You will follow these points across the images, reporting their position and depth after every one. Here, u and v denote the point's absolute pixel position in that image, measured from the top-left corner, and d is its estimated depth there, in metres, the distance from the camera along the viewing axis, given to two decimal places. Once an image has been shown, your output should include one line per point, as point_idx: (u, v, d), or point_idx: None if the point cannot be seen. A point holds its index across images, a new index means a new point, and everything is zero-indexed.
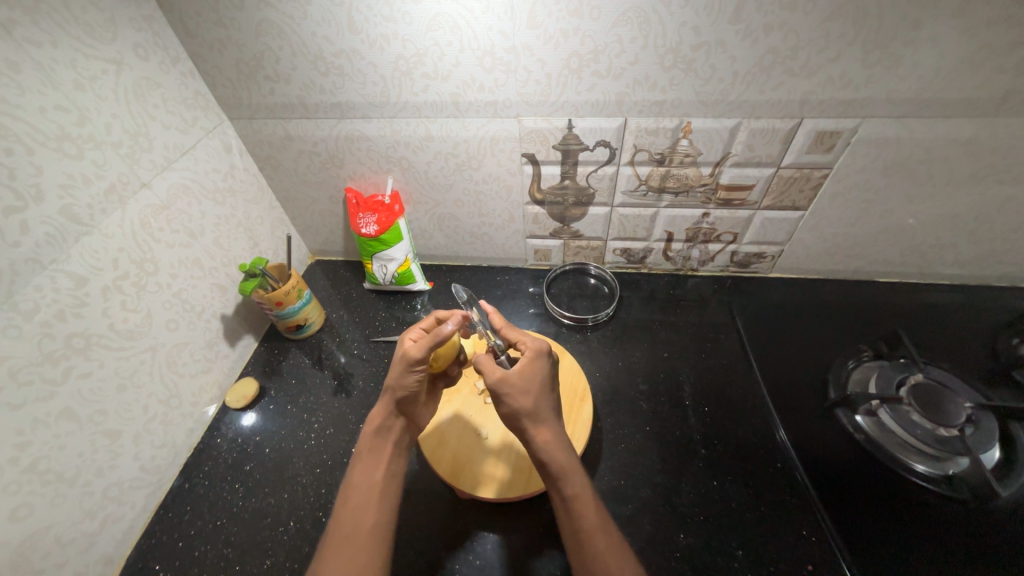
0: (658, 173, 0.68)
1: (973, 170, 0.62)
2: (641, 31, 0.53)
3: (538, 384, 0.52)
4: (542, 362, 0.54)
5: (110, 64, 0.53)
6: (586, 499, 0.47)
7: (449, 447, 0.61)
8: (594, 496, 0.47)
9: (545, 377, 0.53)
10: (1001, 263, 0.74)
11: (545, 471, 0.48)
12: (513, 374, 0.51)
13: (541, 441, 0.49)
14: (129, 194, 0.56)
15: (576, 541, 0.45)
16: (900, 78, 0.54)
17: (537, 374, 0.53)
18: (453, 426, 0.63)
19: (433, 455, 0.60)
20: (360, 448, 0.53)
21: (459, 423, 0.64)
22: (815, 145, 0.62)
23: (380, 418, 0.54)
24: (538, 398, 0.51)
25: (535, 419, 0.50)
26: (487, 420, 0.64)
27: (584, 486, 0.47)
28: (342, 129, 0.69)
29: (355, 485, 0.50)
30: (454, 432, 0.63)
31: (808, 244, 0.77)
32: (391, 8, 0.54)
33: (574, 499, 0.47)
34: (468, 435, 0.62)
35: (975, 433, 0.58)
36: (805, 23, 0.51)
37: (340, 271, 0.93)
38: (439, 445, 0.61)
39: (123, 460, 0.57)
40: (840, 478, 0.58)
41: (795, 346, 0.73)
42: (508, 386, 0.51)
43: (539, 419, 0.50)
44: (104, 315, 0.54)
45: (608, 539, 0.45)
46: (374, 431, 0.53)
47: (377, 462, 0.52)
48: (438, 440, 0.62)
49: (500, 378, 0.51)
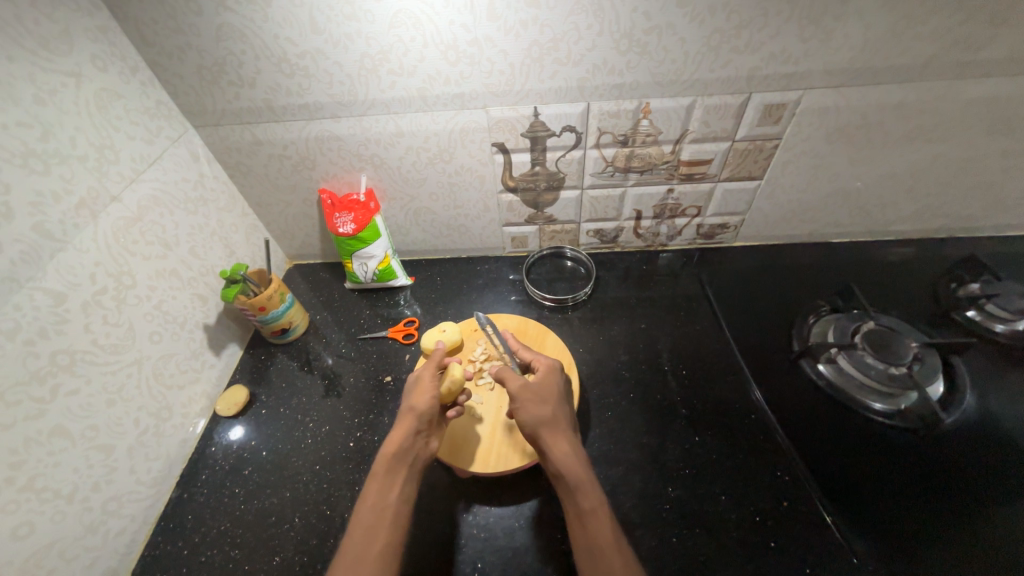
0: (623, 154, 0.72)
1: (905, 132, 0.68)
2: (596, 18, 0.56)
3: (556, 395, 0.58)
4: (559, 375, 0.60)
5: (69, 77, 0.52)
6: (601, 512, 0.48)
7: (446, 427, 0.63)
8: (607, 511, 0.48)
9: (561, 393, 0.59)
10: (937, 217, 0.82)
11: (562, 482, 0.50)
12: (532, 386, 0.57)
13: (558, 453, 0.52)
14: (100, 208, 0.55)
15: (589, 555, 0.46)
16: (834, 50, 0.59)
17: (552, 387, 0.58)
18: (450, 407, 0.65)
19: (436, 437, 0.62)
20: (376, 468, 0.53)
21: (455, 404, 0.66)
22: (765, 118, 0.67)
23: (400, 440, 0.54)
24: (555, 408, 0.56)
25: (553, 430, 0.54)
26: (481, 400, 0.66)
27: (598, 499, 0.49)
28: (311, 131, 0.69)
29: (368, 508, 0.50)
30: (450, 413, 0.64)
31: (766, 212, 0.82)
32: (353, 7, 0.55)
33: (588, 512, 0.48)
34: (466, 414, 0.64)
35: (922, 369, 0.64)
36: (745, 3, 0.55)
37: (319, 274, 0.93)
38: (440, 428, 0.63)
39: (119, 475, 0.57)
40: (807, 421, 0.63)
41: (762, 307, 0.78)
42: (528, 394, 0.56)
43: (557, 432, 0.54)
44: (86, 330, 0.53)
45: (621, 556, 0.45)
46: (392, 454, 0.53)
47: (391, 485, 0.51)
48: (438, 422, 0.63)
49: (520, 388, 0.56)
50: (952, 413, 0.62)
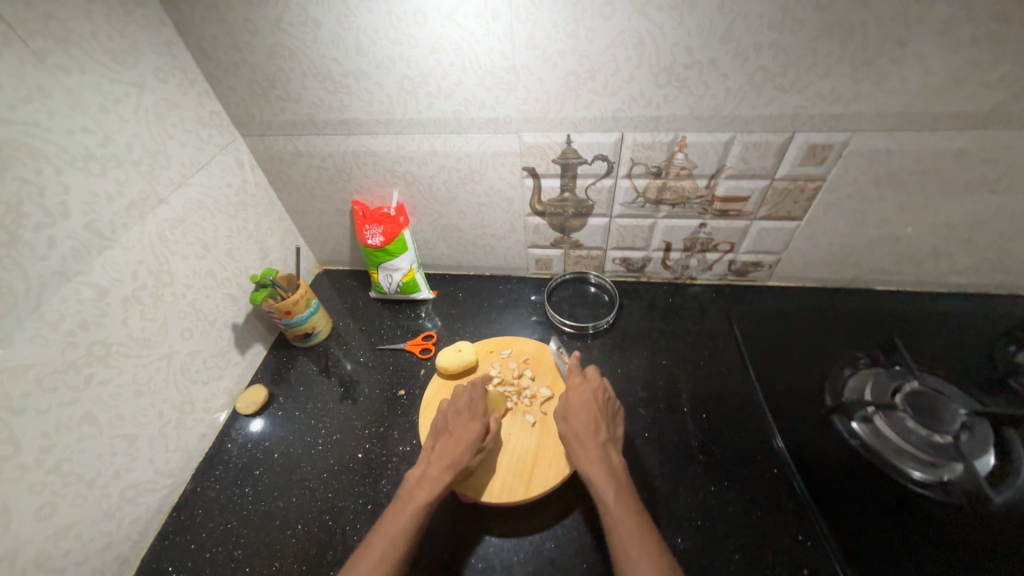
0: (655, 186, 0.70)
1: (964, 181, 0.64)
2: (635, 51, 0.56)
3: (582, 406, 0.60)
4: (584, 385, 0.63)
5: (133, 87, 0.56)
6: (620, 510, 0.49)
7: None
8: (625, 502, 0.50)
9: (592, 402, 0.61)
10: (998, 271, 0.76)
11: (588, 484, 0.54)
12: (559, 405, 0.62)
13: (579, 455, 0.56)
14: (148, 209, 0.59)
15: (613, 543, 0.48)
16: (888, 94, 0.56)
17: (578, 398, 0.61)
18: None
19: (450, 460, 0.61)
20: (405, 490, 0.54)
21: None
22: (808, 158, 0.64)
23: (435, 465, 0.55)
24: (576, 416, 0.59)
25: (575, 439, 0.57)
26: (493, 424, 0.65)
27: (617, 495, 0.50)
28: (349, 145, 0.72)
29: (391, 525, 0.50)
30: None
31: (805, 253, 0.78)
32: (397, 32, 0.57)
33: (607, 511, 0.50)
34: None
35: (970, 440, 0.58)
36: (793, 42, 0.53)
37: (346, 280, 0.95)
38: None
39: (139, 464, 0.59)
40: (836, 483, 0.59)
41: (795, 353, 0.74)
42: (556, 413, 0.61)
43: (580, 439, 0.57)
44: (123, 324, 0.56)
45: (637, 540, 0.46)
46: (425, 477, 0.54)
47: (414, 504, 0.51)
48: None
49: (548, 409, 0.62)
50: (1004, 492, 0.56)
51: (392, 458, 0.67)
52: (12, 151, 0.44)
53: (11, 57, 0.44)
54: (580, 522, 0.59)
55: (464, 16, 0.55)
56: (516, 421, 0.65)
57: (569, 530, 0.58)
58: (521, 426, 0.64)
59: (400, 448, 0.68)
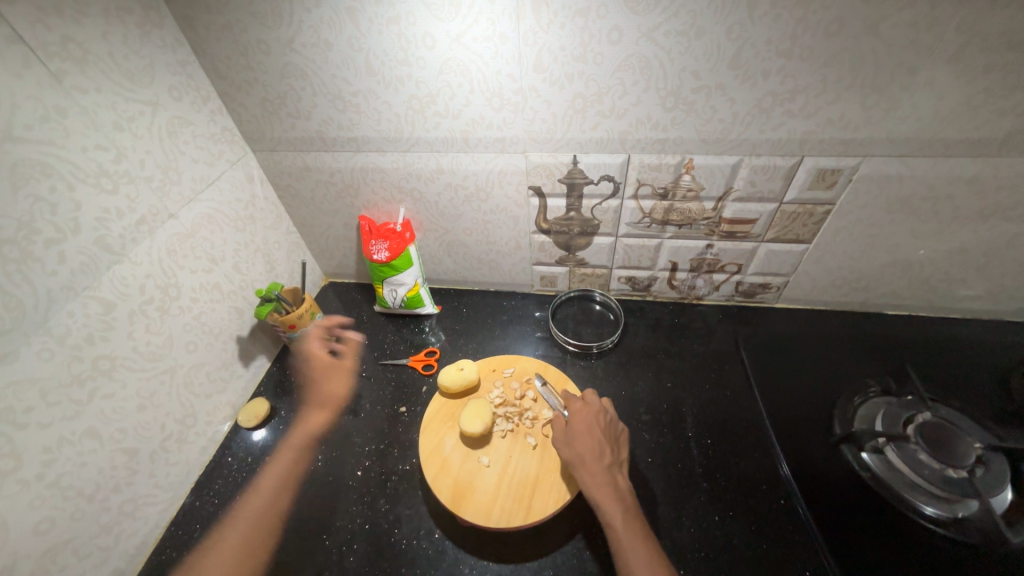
0: (661, 207, 0.70)
1: (978, 208, 0.63)
2: (642, 75, 0.56)
3: (585, 429, 0.58)
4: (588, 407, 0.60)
5: (147, 106, 0.57)
6: (630, 538, 0.49)
7: (457, 469, 0.62)
8: (640, 538, 0.49)
9: (597, 426, 0.59)
10: (1014, 298, 0.74)
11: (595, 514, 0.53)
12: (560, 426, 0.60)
13: (587, 483, 0.54)
14: (157, 224, 0.60)
15: None
16: (898, 120, 0.55)
17: (581, 420, 0.59)
18: (463, 450, 0.64)
19: (443, 482, 0.61)
20: None
21: (468, 448, 0.64)
22: (817, 182, 0.63)
23: None
24: (582, 441, 0.57)
25: (580, 463, 0.55)
26: (494, 446, 0.64)
27: (631, 530, 0.50)
28: (357, 162, 0.72)
29: None
30: (462, 457, 0.63)
31: (813, 276, 0.77)
32: (407, 54, 0.58)
33: (617, 538, 0.49)
34: (478, 459, 0.63)
35: (985, 475, 0.57)
36: (802, 69, 0.53)
37: (352, 293, 0.96)
38: (452, 470, 0.62)
39: (140, 478, 0.59)
40: (846, 517, 0.57)
41: (803, 378, 0.72)
42: (558, 434, 0.58)
43: (586, 464, 0.55)
44: (129, 338, 0.57)
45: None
46: None
47: None
48: (448, 466, 0.62)
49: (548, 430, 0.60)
50: None
51: (391, 476, 0.67)
52: (28, 169, 0.45)
53: (30, 78, 0.45)
54: (580, 549, 0.58)
55: (472, 39, 0.55)
56: (517, 443, 0.64)
57: (568, 557, 0.57)
58: (521, 449, 0.64)
59: (399, 467, 0.67)
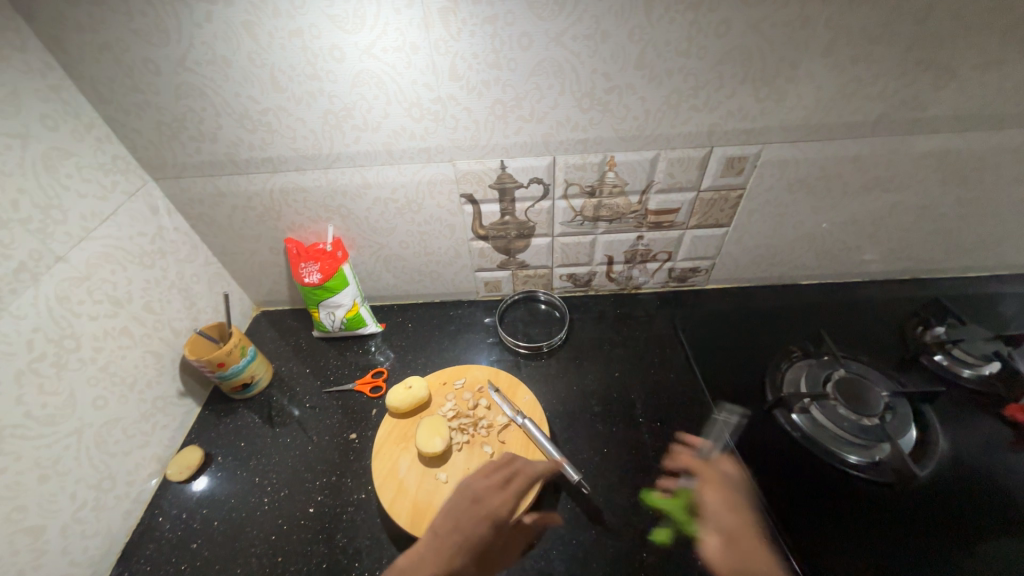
0: (591, 205, 0.72)
1: (863, 182, 0.70)
2: (556, 79, 0.57)
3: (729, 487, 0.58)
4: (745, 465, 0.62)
5: (15, 139, 0.51)
6: None
7: (461, 531, 0.52)
8: None
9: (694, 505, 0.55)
10: (903, 259, 0.83)
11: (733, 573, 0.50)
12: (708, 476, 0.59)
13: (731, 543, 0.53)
14: (42, 270, 0.53)
15: None
16: (789, 109, 0.61)
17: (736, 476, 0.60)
18: (454, 498, 0.55)
19: (448, 553, 0.50)
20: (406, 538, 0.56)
21: (460, 495, 0.55)
22: (728, 169, 0.68)
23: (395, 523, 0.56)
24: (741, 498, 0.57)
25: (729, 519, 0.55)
26: (490, 496, 0.55)
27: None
28: (275, 183, 0.68)
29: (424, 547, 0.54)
30: (457, 511, 0.53)
31: (736, 256, 0.83)
32: (315, 67, 0.55)
33: None
34: (480, 517, 0.53)
35: (894, 419, 0.63)
36: (700, 67, 0.56)
37: (287, 321, 0.90)
38: (451, 532, 0.52)
39: (49, 558, 0.53)
40: (784, 476, 0.61)
41: (737, 352, 0.77)
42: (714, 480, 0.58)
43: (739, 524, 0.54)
44: (18, 402, 0.50)
45: None
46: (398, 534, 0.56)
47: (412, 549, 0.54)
48: (443, 526, 0.52)
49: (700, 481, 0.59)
50: (926, 466, 0.61)
51: (346, 508, 0.63)
52: None
53: None
54: (546, 550, 0.58)
55: (383, 49, 0.54)
56: (513, 487, 0.57)
57: (535, 560, 0.57)
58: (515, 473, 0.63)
59: (355, 497, 0.64)
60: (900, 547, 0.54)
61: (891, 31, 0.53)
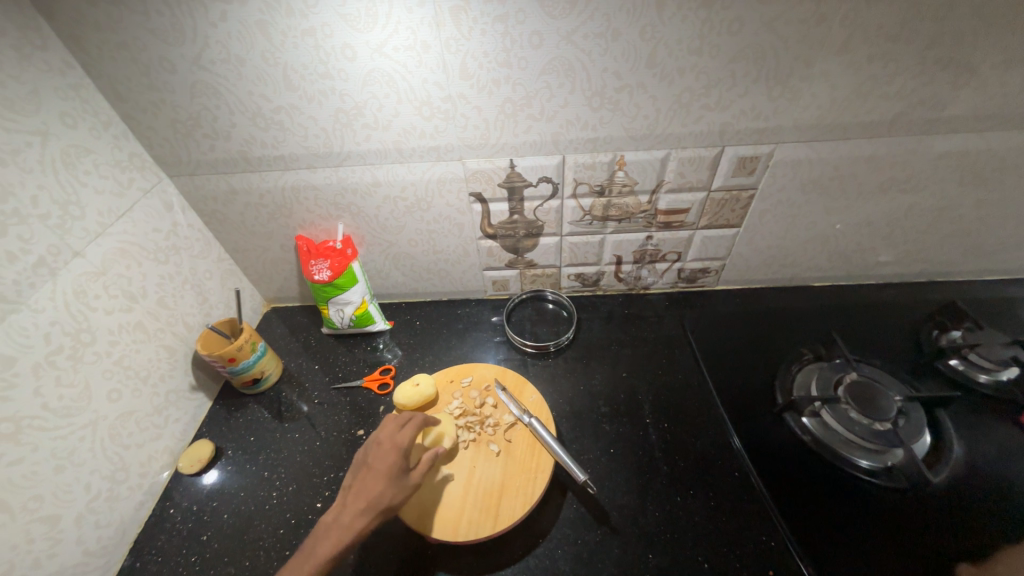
0: (600, 204, 0.72)
1: (878, 183, 0.69)
2: (567, 78, 0.57)
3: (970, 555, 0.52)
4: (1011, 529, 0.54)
5: (35, 136, 0.52)
6: None
7: (373, 471, 0.54)
8: None
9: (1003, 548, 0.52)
10: (920, 261, 0.82)
11: None
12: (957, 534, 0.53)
13: None
14: (60, 264, 0.54)
15: None
16: (803, 109, 0.60)
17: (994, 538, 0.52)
18: (363, 453, 0.57)
19: (366, 491, 0.52)
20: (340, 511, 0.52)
21: (368, 448, 0.58)
22: (739, 169, 0.67)
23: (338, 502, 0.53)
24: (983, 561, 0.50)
25: None
26: (392, 437, 0.57)
27: None
28: (287, 180, 0.69)
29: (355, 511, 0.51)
30: (367, 459, 0.56)
31: (746, 257, 0.82)
32: (326, 66, 0.56)
33: None
34: (386, 457, 0.55)
35: (907, 424, 0.62)
36: (712, 65, 0.56)
37: (297, 318, 0.91)
38: (365, 477, 0.54)
39: (64, 547, 0.54)
40: (793, 480, 0.61)
41: (746, 354, 0.76)
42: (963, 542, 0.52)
43: None
44: (36, 394, 0.51)
45: None
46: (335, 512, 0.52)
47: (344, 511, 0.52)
48: (361, 475, 0.55)
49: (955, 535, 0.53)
50: (940, 472, 0.60)
51: None
52: None
53: None
54: (551, 550, 0.58)
55: (394, 48, 0.54)
56: (412, 424, 0.59)
57: (540, 560, 0.57)
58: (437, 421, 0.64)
59: None
60: (913, 555, 0.53)
61: (909, 29, 0.52)
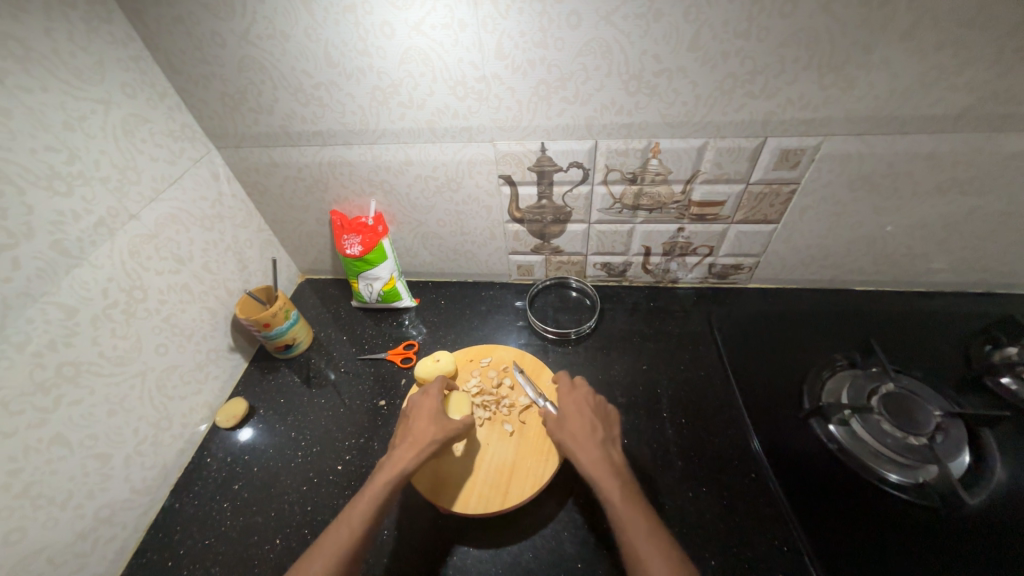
0: (631, 192, 0.70)
1: (936, 183, 0.64)
2: (604, 60, 0.56)
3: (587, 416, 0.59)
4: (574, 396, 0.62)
5: (98, 104, 0.56)
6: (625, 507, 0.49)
7: (416, 417, 0.60)
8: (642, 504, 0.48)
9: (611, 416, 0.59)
10: (978, 270, 0.76)
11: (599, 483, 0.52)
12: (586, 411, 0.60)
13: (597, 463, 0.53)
14: (117, 225, 0.58)
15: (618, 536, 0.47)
16: (857, 99, 0.56)
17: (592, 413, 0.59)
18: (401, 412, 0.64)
19: (416, 432, 0.58)
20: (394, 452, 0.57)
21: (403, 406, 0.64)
22: (781, 162, 0.64)
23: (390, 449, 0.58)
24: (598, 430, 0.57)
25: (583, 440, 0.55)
26: (424, 390, 0.64)
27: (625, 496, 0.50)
28: (324, 156, 0.71)
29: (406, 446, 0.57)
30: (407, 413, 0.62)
31: (783, 255, 0.78)
32: (365, 44, 0.57)
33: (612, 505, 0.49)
34: (425, 404, 0.62)
35: (944, 442, 0.59)
36: (759, 49, 0.53)
37: (329, 290, 0.95)
38: (408, 424, 0.60)
39: (114, 483, 0.60)
40: (813, 487, 0.59)
41: (774, 356, 0.74)
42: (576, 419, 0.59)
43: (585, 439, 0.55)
44: (94, 343, 0.56)
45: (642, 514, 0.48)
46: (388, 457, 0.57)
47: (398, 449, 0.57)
48: (404, 426, 0.61)
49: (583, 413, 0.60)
50: (977, 494, 0.56)
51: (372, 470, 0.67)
52: None
53: None
54: (558, 531, 0.59)
55: (431, 26, 0.54)
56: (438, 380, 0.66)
57: (547, 539, 0.58)
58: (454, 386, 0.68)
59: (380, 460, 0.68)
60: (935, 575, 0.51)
61: (987, 14, 0.48)
